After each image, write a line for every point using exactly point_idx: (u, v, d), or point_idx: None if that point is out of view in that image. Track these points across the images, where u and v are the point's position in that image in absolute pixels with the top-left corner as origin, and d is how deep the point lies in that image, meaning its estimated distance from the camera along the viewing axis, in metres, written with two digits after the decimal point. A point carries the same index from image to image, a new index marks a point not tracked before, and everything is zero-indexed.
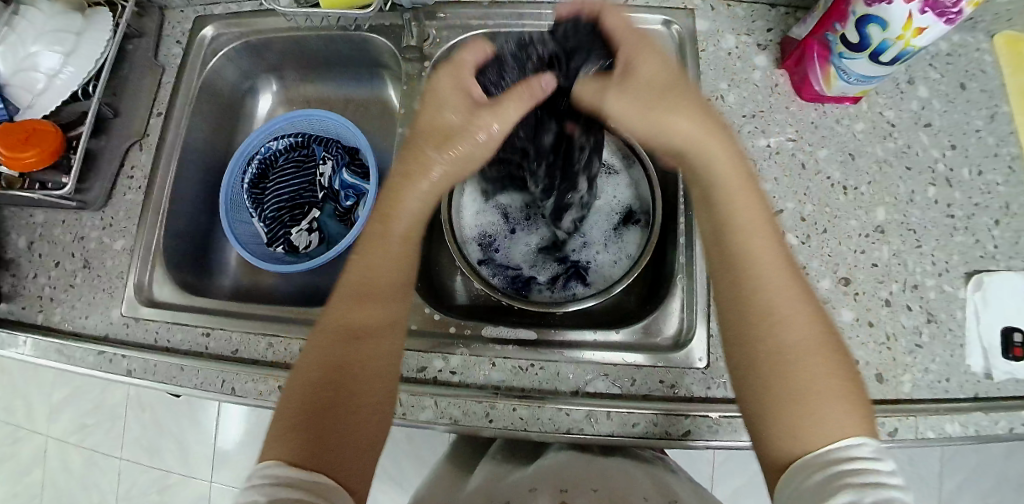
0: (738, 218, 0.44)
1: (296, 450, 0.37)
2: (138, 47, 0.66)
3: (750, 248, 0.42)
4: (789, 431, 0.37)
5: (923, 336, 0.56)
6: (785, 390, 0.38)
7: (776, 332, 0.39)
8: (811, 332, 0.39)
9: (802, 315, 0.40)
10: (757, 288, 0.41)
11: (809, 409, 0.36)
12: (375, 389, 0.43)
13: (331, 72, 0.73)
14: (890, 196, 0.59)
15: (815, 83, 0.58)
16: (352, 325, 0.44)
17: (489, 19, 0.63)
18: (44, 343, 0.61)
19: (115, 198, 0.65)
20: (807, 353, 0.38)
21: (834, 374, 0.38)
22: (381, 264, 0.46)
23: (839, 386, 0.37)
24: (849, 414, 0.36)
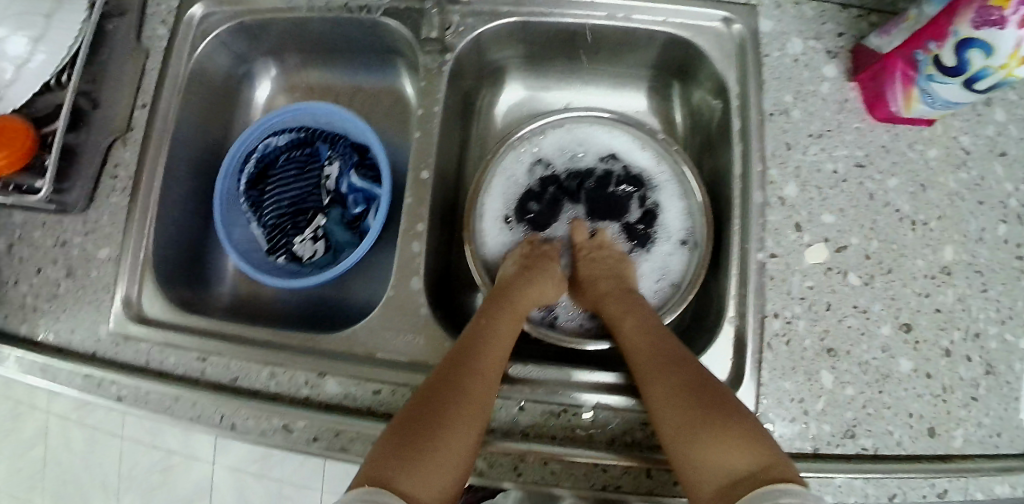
0: (631, 336, 0.48)
1: (388, 467, 0.36)
2: (119, 26, 0.57)
3: (645, 359, 0.46)
4: (700, 464, 0.38)
5: (979, 389, 0.52)
6: (677, 432, 0.40)
7: (655, 403, 0.43)
8: (696, 402, 0.41)
9: (677, 388, 0.42)
10: (653, 370, 0.44)
11: (701, 457, 0.38)
12: (469, 433, 0.40)
13: (338, 58, 0.65)
14: (959, 233, 0.53)
15: (892, 103, 0.51)
16: (466, 363, 0.44)
17: (523, 8, 0.55)
18: (28, 359, 0.56)
19: (98, 200, 0.58)
20: (697, 412, 0.40)
21: (731, 422, 0.39)
22: (500, 325, 0.49)
23: (728, 431, 0.38)
24: (738, 452, 0.37)
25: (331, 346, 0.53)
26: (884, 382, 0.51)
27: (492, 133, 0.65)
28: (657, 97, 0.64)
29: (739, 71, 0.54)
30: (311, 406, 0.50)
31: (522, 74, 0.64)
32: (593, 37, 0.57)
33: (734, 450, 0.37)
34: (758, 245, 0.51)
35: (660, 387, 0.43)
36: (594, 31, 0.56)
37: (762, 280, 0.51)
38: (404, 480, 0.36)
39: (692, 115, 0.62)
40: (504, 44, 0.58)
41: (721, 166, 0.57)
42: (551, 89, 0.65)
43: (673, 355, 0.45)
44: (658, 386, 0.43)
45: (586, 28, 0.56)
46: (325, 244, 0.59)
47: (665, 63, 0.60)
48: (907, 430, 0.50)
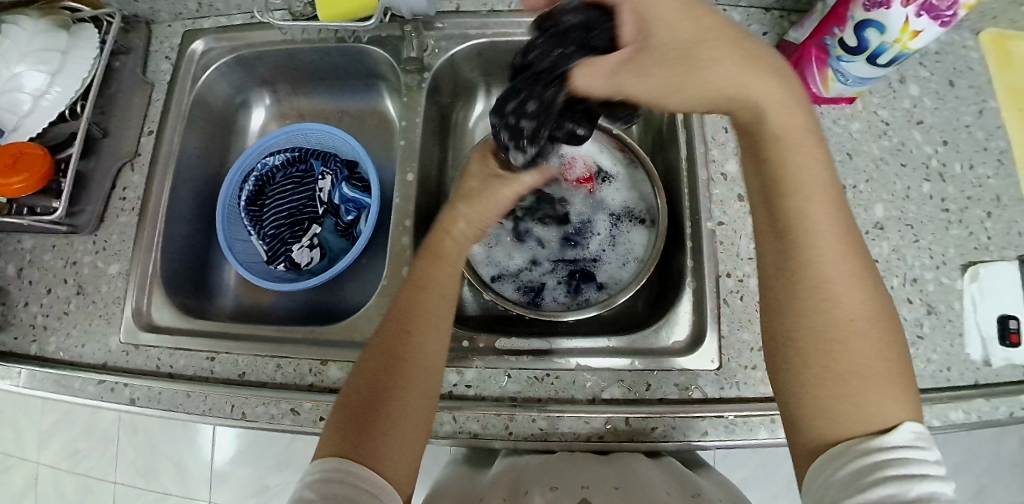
0: (810, 213, 0.38)
1: (345, 442, 0.41)
2: (125, 64, 0.65)
3: (826, 238, 0.37)
4: (818, 403, 0.36)
5: (924, 328, 0.57)
6: (843, 371, 0.35)
7: (837, 307, 0.36)
8: (874, 334, 0.36)
9: (866, 317, 0.36)
10: (830, 277, 0.37)
11: (860, 395, 0.35)
12: (426, 392, 0.45)
13: (326, 85, 0.72)
14: (887, 193, 0.60)
15: (814, 85, 0.59)
16: (409, 325, 0.47)
17: (489, 28, 0.62)
18: (40, 373, 0.59)
19: (109, 221, 0.63)
20: (869, 343, 0.36)
21: (887, 360, 0.36)
22: (442, 270, 0.51)
23: (889, 372, 0.35)
24: (898, 403, 0.35)
25: (331, 336, 0.57)
26: None
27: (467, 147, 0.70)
28: None
29: None
30: (316, 391, 0.54)
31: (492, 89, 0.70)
32: None
33: (887, 404, 0.34)
34: (708, 216, 0.58)
35: (843, 301, 0.36)
36: None
37: (715, 244, 0.57)
38: (364, 448, 0.41)
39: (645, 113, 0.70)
40: (468, 65, 0.65)
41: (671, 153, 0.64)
42: None
43: (854, 257, 0.38)
44: (829, 293, 0.36)
45: None
46: (321, 250, 0.64)
47: None
48: None
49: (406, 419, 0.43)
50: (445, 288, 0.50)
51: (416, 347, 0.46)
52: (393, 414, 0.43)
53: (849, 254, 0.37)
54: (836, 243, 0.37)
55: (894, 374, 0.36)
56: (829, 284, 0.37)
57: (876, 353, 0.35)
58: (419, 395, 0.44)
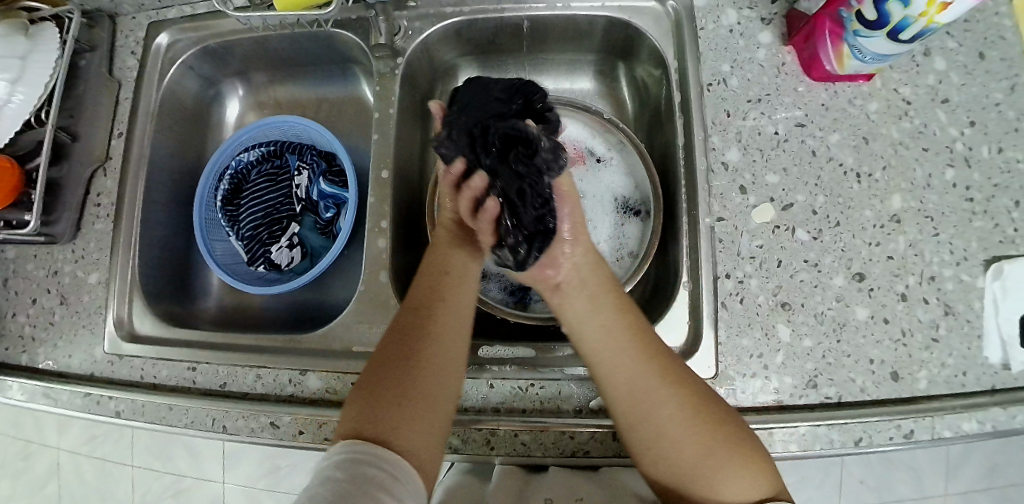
0: (604, 349, 0.43)
1: (365, 421, 0.40)
2: (91, 61, 0.62)
3: (632, 370, 0.42)
4: (712, 498, 0.39)
5: (939, 330, 0.53)
6: (694, 467, 0.40)
7: (660, 424, 0.41)
8: (695, 419, 0.40)
9: (675, 414, 0.40)
10: (645, 401, 0.41)
11: (714, 482, 0.39)
12: (449, 376, 0.44)
13: (300, 73, 0.68)
14: (906, 181, 0.55)
15: (827, 63, 0.53)
16: (430, 307, 0.46)
17: (466, 6, 0.57)
18: (29, 384, 0.59)
19: (84, 229, 0.61)
20: (697, 434, 0.40)
21: (715, 440, 0.40)
22: (466, 245, 0.52)
23: (729, 450, 0.39)
24: (749, 478, 0.39)
25: (308, 345, 0.55)
26: (841, 331, 0.52)
27: None
28: (606, 80, 0.66)
29: (677, 47, 0.57)
30: (296, 402, 0.52)
31: (474, 69, 0.65)
32: (537, 27, 0.60)
33: (747, 474, 0.39)
34: (707, 210, 0.53)
35: (665, 405, 0.41)
36: (535, 23, 0.59)
37: (714, 242, 0.53)
38: (381, 431, 0.39)
39: (639, 93, 0.64)
40: (447, 44, 0.60)
41: (667, 140, 0.59)
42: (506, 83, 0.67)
43: (662, 361, 0.43)
44: (654, 408, 0.41)
45: (529, 19, 0.58)
46: (302, 251, 0.61)
47: (608, 45, 0.63)
48: (868, 376, 0.52)
49: (432, 393, 0.42)
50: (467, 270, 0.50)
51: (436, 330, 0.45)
52: (420, 388, 0.42)
53: (660, 366, 0.42)
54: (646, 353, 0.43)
55: (739, 440, 0.40)
56: (649, 402, 0.41)
57: (712, 434, 0.40)
58: (445, 369, 0.44)
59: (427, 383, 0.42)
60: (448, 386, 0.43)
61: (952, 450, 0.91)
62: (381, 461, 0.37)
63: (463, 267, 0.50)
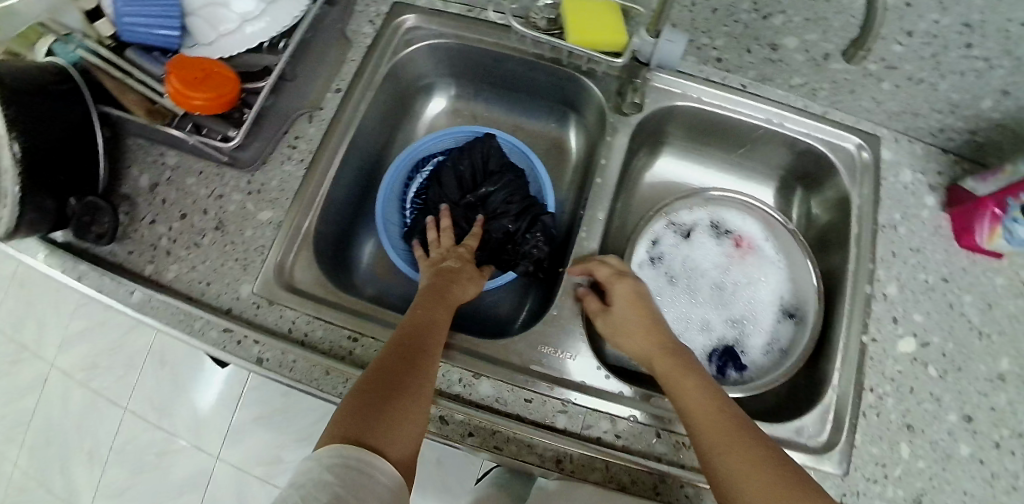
0: (688, 398, 0.48)
1: (352, 429, 0.39)
2: (331, 14, 0.61)
3: (704, 421, 0.45)
4: None
5: (1020, 480, 0.59)
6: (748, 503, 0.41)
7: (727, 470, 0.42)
8: (760, 468, 0.42)
9: (731, 444, 0.43)
10: (703, 438, 0.45)
11: None
12: (425, 401, 0.43)
13: (514, 98, 0.68)
14: (1016, 349, 0.63)
15: (979, 236, 0.61)
16: (423, 344, 0.46)
17: (703, 98, 0.62)
18: (157, 300, 0.56)
19: (270, 165, 0.59)
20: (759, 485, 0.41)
21: (754, 481, 0.41)
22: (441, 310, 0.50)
23: (781, 490, 0.41)
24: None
25: (487, 350, 0.55)
26: (946, 460, 0.59)
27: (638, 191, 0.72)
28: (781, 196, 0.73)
29: (865, 187, 0.63)
30: (462, 402, 0.52)
31: (678, 148, 0.71)
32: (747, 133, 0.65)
33: None
34: (864, 329, 0.60)
35: (716, 446, 0.44)
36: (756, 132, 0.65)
37: (866, 359, 0.59)
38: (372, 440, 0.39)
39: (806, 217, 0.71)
40: (675, 121, 0.65)
41: (833, 268, 0.65)
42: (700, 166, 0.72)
43: (725, 415, 0.46)
44: (708, 444, 0.44)
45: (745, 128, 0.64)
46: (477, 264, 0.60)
47: (794, 171, 0.70)
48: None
49: (415, 414, 0.42)
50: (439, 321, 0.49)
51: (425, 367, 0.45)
52: (404, 406, 0.42)
53: (715, 415, 0.46)
54: (706, 403, 0.47)
55: (782, 490, 0.41)
56: (706, 446, 0.45)
57: (762, 478, 0.41)
58: (423, 397, 0.43)
59: (411, 414, 0.42)
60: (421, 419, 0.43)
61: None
62: (359, 464, 0.37)
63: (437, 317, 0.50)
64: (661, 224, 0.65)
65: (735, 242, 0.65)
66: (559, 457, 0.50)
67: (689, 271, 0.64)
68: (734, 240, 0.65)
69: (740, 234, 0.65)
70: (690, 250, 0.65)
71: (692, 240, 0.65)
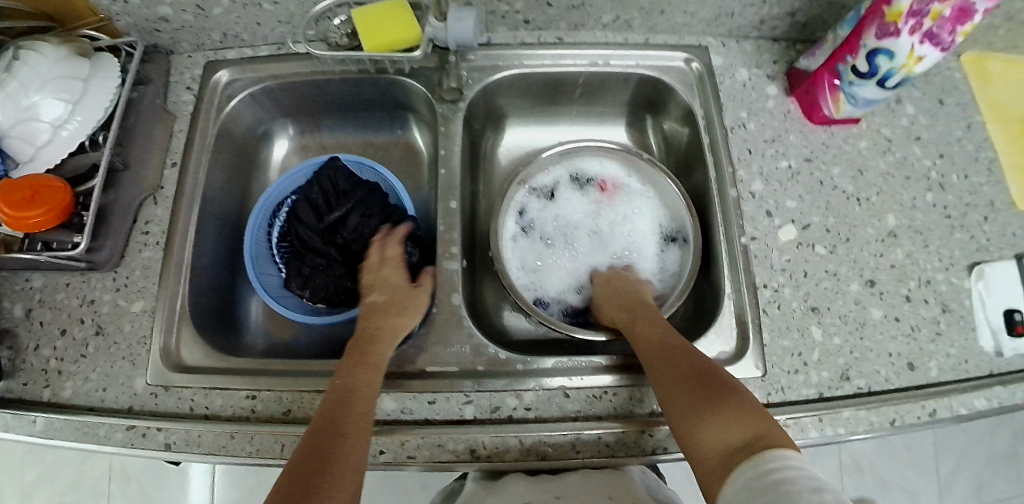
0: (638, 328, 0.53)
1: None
2: (145, 95, 0.62)
3: (652, 348, 0.51)
4: (694, 437, 0.43)
5: (941, 325, 0.60)
6: (681, 413, 0.45)
7: (669, 386, 0.47)
8: (696, 384, 0.46)
9: (681, 372, 0.47)
10: (651, 365, 0.50)
11: (700, 423, 0.43)
12: (357, 465, 0.43)
13: (351, 117, 0.71)
14: (897, 203, 0.64)
15: (825, 108, 0.63)
16: (349, 408, 0.46)
17: (522, 61, 0.64)
18: (58, 421, 0.55)
19: (130, 256, 0.60)
20: (688, 396, 0.45)
21: (686, 395, 0.46)
22: (370, 365, 0.50)
23: (719, 402, 0.44)
24: (733, 430, 0.42)
25: None
26: (862, 329, 0.60)
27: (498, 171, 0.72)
28: (634, 129, 0.74)
29: (701, 99, 0.66)
30: None
31: (519, 118, 0.72)
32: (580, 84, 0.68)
33: (731, 424, 0.42)
34: (741, 231, 0.62)
35: (660, 373, 0.48)
36: (587, 78, 0.67)
37: (750, 258, 0.61)
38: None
39: (665, 143, 0.73)
40: (507, 93, 0.67)
41: (698, 182, 0.68)
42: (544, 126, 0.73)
43: (672, 346, 0.50)
44: (653, 373, 0.49)
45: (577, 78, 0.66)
46: (357, 287, 0.61)
47: (638, 100, 0.71)
48: (889, 367, 0.58)
49: (345, 482, 0.41)
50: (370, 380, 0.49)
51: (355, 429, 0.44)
52: (333, 477, 0.41)
53: (666, 348, 0.50)
54: (655, 337, 0.52)
55: (725, 402, 0.44)
56: (652, 375, 0.49)
57: (701, 393, 0.45)
58: (355, 463, 0.43)
59: (342, 483, 0.41)
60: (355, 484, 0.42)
61: (940, 470, 1.03)
62: None
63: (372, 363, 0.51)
64: (524, 192, 0.68)
65: (599, 187, 0.68)
66: (473, 447, 0.50)
67: (563, 228, 0.67)
68: (598, 186, 0.68)
69: (602, 179, 0.68)
70: (558, 208, 0.68)
71: (557, 198, 0.68)
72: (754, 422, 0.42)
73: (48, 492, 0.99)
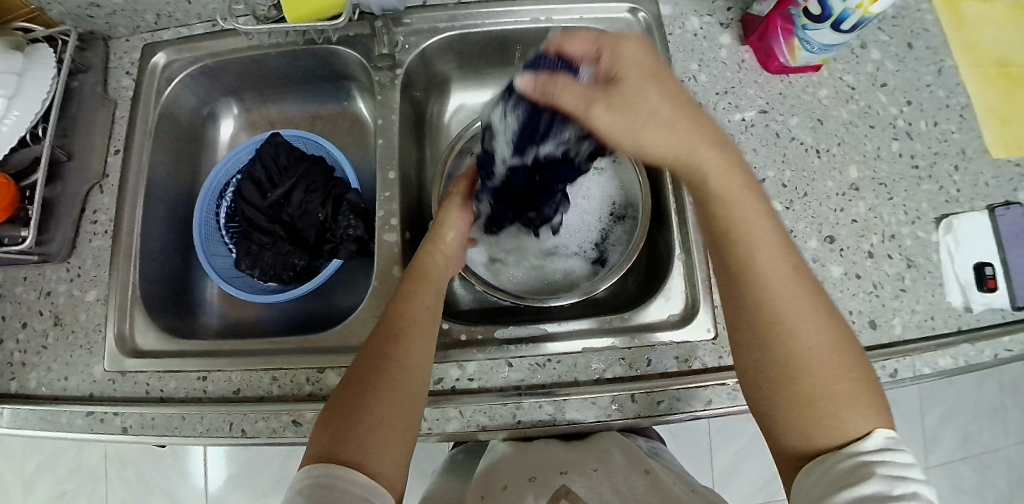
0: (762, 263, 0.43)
1: (334, 443, 0.42)
2: (85, 82, 0.62)
3: (784, 299, 0.42)
4: (805, 427, 0.41)
5: (905, 281, 0.59)
6: (807, 383, 0.41)
7: (805, 354, 0.41)
8: (835, 352, 0.41)
9: (814, 329, 0.42)
10: (774, 302, 0.42)
11: (834, 407, 0.40)
12: (410, 392, 0.45)
13: (294, 91, 0.72)
14: (859, 154, 0.62)
15: (781, 55, 0.62)
16: (397, 337, 0.47)
17: (459, 21, 0.64)
18: (24, 411, 0.56)
19: (82, 246, 0.60)
20: (813, 383, 0.41)
21: (830, 358, 0.41)
22: (424, 292, 0.51)
23: (854, 380, 0.41)
24: (859, 422, 0.40)
25: (325, 343, 0.56)
26: (821, 287, 0.58)
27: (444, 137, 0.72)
28: None
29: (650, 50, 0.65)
30: (315, 399, 0.53)
31: (462, 82, 0.72)
32: (522, 42, 0.67)
33: (870, 409, 0.40)
34: (691, 189, 0.60)
35: (797, 321, 0.42)
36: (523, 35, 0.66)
37: (700, 218, 0.59)
38: (348, 453, 0.41)
39: None
40: (444, 57, 0.67)
41: None
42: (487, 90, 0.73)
43: (801, 281, 0.43)
44: (775, 310, 0.42)
45: (518, 36, 0.66)
46: (306, 264, 0.62)
47: None
48: (850, 326, 0.57)
49: (399, 408, 0.44)
50: (426, 310, 0.50)
51: (407, 359, 0.46)
52: (386, 404, 0.44)
53: (794, 280, 0.43)
54: (785, 265, 0.43)
55: (853, 375, 0.41)
56: (777, 315, 0.42)
57: (834, 360, 0.41)
58: (409, 389, 0.45)
59: (393, 407, 0.44)
60: (408, 408, 0.45)
61: (926, 425, 1.02)
62: (339, 479, 0.39)
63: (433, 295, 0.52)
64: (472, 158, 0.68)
65: None
66: None
67: None
68: None
69: None
70: None
71: None
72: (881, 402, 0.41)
73: (48, 479, 1.03)
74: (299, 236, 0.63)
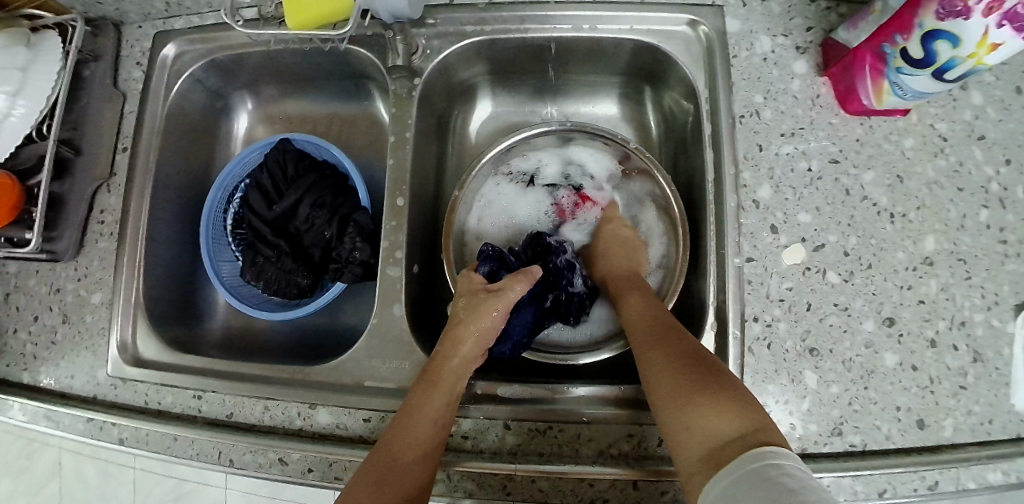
0: (629, 313, 0.50)
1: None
2: (95, 74, 0.59)
3: (635, 335, 0.47)
4: (682, 432, 0.38)
5: (967, 377, 0.51)
6: (659, 392, 0.41)
7: (643, 375, 0.44)
8: (679, 364, 0.41)
9: (670, 349, 0.43)
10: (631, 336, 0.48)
11: (688, 412, 0.38)
12: (421, 466, 0.42)
13: (313, 88, 0.67)
14: (940, 222, 0.53)
15: (865, 97, 0.52)
16: (418, 401, 0.45)
17: (488, 26, 0.56)
18: (31, 406, 0.57)
19: (89, 246, 0.59)
20: (682, 380, 0.40)
21: (678, 368, 0.41)
22: (450, 361, 0.49)
23: (710, 393, 0.38)
24: (723, 411, 0.36)
25: (319, 378, 0.53)
26: (869, 377, 0.51)
27: (470, 150, 0.66)
28: (631, 102, 0.66)
29: (708, 75, 0.56)
30: (304, 437, 0.51)
31: (494, 89, 0.65)
32: (559, 52, 0.59)
33: (723, 417, 0.36)
34: (736, 250, 0.52)
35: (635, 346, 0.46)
36: (560, 44, 0.58)
37: (743, 286, 0.52)
38: None
39: (666, 120, 0.64)
40: (470, 64, 0.60)
41: (694, 171, 0.58)
42: (523, 101, 0.67)
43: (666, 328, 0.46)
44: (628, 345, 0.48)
45: (552, 43, 0.58)
46: (310, 282, 0.58)
47: (636, 71, 0.62)
48: (894, 424, 0.50)
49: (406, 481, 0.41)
50: (450, 382, 0.47)
51: (420, 426, 0.44)
52: (394, 475, 0.41)
53: (653, 329, 0.46)
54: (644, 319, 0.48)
55: (724, 389, 0.38)
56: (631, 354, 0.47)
57: (688, 367, 0.41)
58: (419, 461, 0.42)
59: (396, 478, 0.41)
60: (414, 483, 0.41)
61: None
62: None
63: (457, 366, 0.49)
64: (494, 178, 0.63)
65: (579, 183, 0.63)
66: None
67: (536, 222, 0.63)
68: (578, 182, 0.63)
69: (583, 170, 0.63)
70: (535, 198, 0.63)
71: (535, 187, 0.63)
72: (754, 418, 0.35)
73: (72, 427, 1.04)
74: (303, 251, 0.59)
